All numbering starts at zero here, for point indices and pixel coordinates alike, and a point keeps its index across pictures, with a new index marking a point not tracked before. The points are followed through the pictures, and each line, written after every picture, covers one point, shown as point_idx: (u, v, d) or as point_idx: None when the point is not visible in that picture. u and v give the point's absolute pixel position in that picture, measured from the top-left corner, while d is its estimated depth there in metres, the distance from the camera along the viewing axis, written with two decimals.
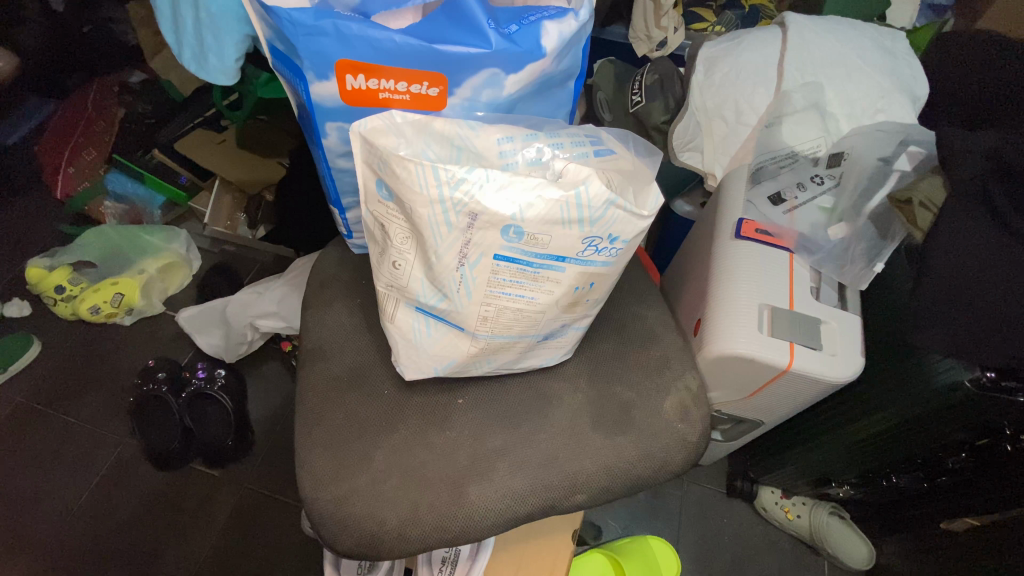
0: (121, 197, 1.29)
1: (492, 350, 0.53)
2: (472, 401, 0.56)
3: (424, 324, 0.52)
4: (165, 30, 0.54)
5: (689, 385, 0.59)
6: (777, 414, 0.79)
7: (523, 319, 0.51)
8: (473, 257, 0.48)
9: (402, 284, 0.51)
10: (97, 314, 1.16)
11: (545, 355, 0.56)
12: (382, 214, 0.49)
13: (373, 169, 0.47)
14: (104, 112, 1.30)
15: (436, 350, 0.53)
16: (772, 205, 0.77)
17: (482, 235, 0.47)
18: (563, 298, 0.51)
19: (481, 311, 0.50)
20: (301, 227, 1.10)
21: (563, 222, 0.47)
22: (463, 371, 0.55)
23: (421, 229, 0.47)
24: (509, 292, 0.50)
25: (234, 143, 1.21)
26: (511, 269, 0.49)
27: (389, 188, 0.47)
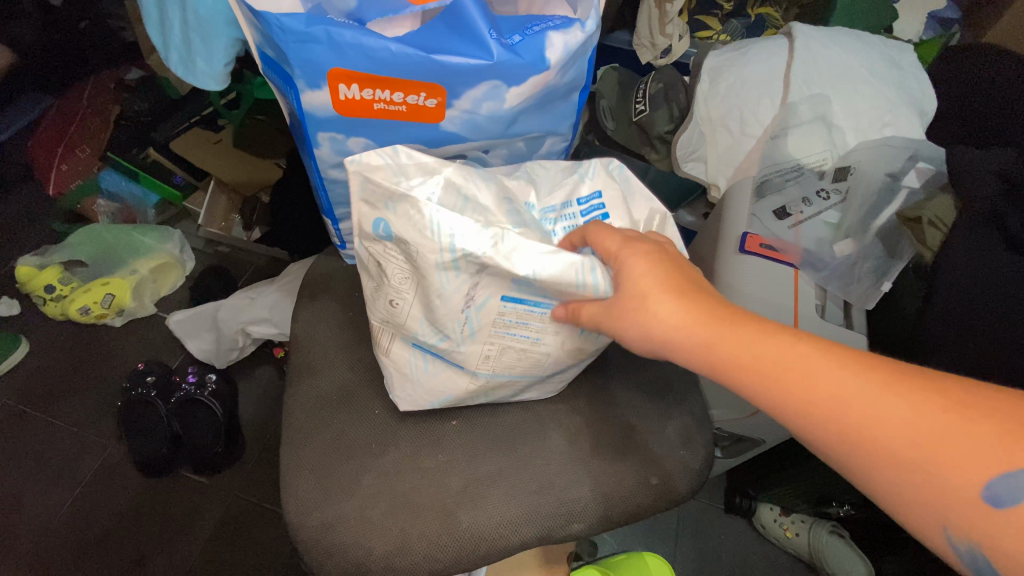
0: (114, 195, 1.27)
1: (492, 389, 0.53)
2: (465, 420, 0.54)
3: (423, 363, 0.52)
4: (152, 33, 0.52)
5: (692, 409, 0.57)
6: (777, 434, 0.77)
7: (526, 361, 0.51)
8: (481, 295, 0.48)
9: (399, 321, 0.50)
10: (87, 315, 1.14)
11: (544, 391, 0.55)
12: (381, 253, 0.48)
13: (375, 207, 0.47)
14: (100, 110, 1.27)
15: (433, 385, 0.52)
16: (776, 219, 0.76)
17: (492, 277, 0.47)
18: (566, 342, 0.51)
19: (483, 350, 0.50)
20: (297, 229, 1.08)
21: (577, 283, 0.46)
22: (458, 405, 0.53)
23: (428, 273, 0.46)
24: (513, 333, 0.50)
25: (230, 143, 1.19)
26: (519, 310, 0.49)
27: (392, 227, 0.46)
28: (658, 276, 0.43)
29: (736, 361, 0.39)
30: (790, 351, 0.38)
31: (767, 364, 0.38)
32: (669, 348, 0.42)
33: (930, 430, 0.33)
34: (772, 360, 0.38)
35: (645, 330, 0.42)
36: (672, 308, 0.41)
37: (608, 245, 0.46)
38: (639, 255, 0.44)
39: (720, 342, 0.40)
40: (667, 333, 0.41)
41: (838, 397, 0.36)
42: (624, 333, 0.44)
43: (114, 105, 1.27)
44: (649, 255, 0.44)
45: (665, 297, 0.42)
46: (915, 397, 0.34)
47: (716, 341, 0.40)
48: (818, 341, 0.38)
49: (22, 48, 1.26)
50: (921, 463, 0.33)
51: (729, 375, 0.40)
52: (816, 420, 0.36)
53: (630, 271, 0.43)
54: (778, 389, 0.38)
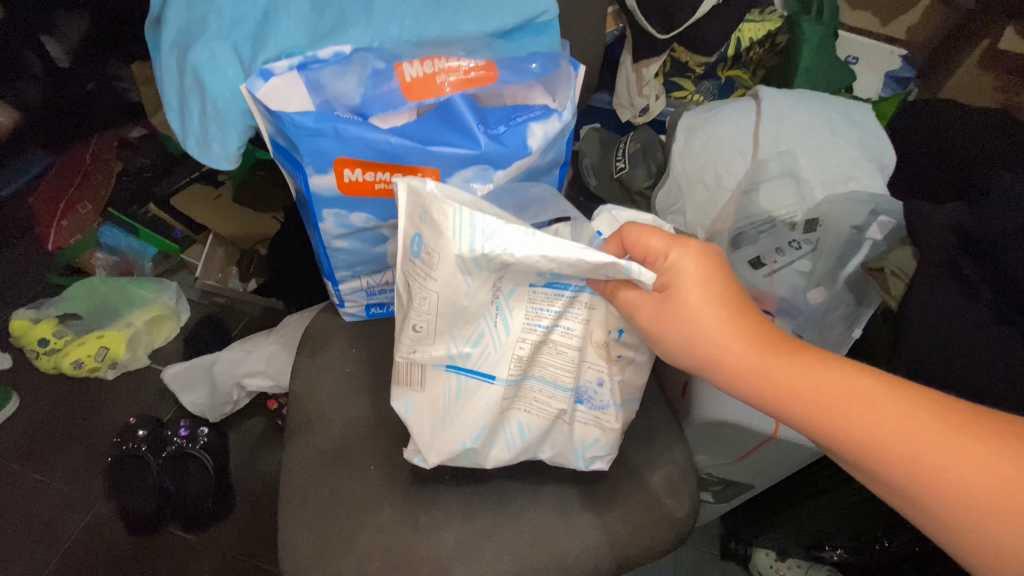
0: (112, 248, 1.30)
1: (526, 400, 0.53)
2: (500, 466, 0.55)
3: (453, 385, 0.51)
4: (171, 119, 0.49)
5: (677, 457, 0.58)
6: (766, 479, 0.79)
7: (559, 367, 0.51)
8: (506, 288, 0.48)
9: (430, 343, 0.50)
10: (80, 368, 1.14)
11: (582, 433, 0.54)
12: (411, 276, 0.49)
13: (413, 222, 0.48)
14: (103, 165, 1.33)
15: (466, 417, 0.51)
16: (751, 269, 0.81)
17: (516, 273, 0.46)
18: (596, 337, 0.51)
19: (514, 354, 0.50)
20: (294, 281, 1.11)
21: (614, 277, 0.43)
22: (493, 436, 0.53)
23: (456, 276, 0.47)
24: (543, 327, 0.50)
25: (230, 198, 1.22)
26: (547, 296, 0.49)
27: (424, 245, 0.47)
28: (711, 295, 0.44)
29: (789, 389, 0.41)
30: (847, 382, 0.40)
31: (829, 395, 0.40)
32: (724, 370, 0.43)
33: (999, 473, 0.35)
34: (828, 391, 0.40)
35: (699, 351, 0.44)
36: (726, 331, 0.43)
37: (652, 248, 0.46)
38: (687, 265, 0.44)
39: (776, 368, 0.42)
40: (718, 352, 0.43)
41: (897, 431, 0.38)
42: (677, 353, 0.45)
43: (116, 162, 1.34)
44: (706, 269, 0.44)
45: (718, 318, 0.43)
46: (982, 441, 0.36)
47: (771, 365, 0.42)
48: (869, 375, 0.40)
49: (26, 106, 1.31)
50: (976, 499, 0.35)
51: (783, 403, 0.42)
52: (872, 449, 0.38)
53: (681, 283, 0.44)
54: (834, 418, 0.40)
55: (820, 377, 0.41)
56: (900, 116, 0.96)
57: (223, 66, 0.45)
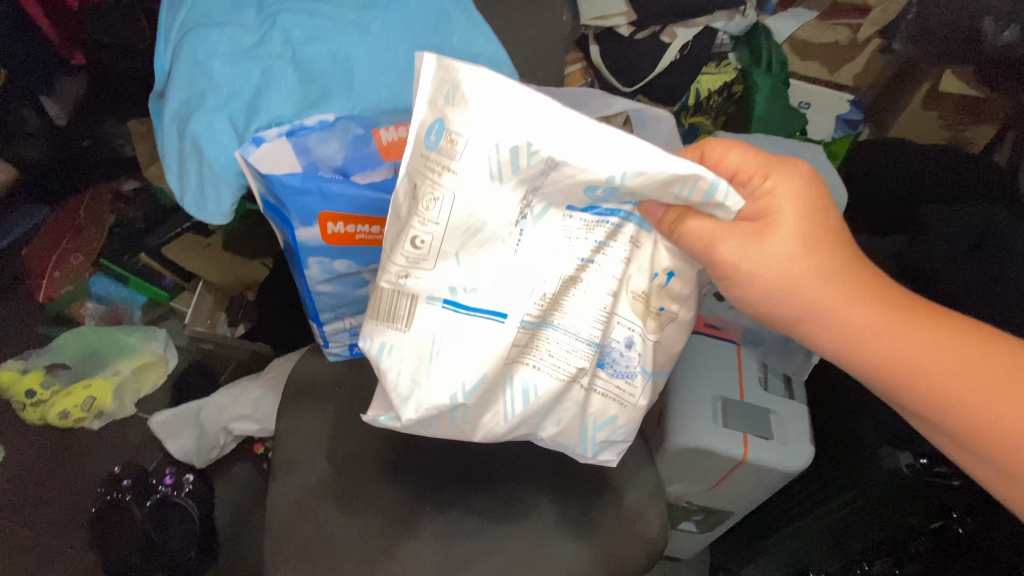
0: (102, 298, 1.32)
1: (539, 353, 0.50)
2: (486, 439, 0.53)
3: (456, 321, 0.48)
4: (170, 179, 0.54)
5: (647, 480, 0.61)
6: (743, 505, 0.81)
7: (586, 314, 0.49)
8: (539, 204, 0.45)
9: (429, 261, 0.46)
10: (66, 419, 1.15)
11: (597, 408, 0.53)
12: (419, 172, 0.43)
13: (436, 106, 0.41)
14: (96, 220, 1.38)
15: (466, 364, 0.48)
16: (717, 300, 0.81)
17: (558, 186, 0.43)
18: (639, 286, 0.49)
19: (538, 290, 0.48)
20: (282, 325, 1.14)
21: (680, 185, 0.40)
22: (493, 390, 0.50)
23: (484, 176, 0.42)
24: (580, 261, 0.47)
25: (220, 246, 1.27)
26: (587, 222, 0.46)
27: (448, 134, 0.42)
28: (804, 228, 0.43)
29: (874, 353, 0.42)
30: (936, 345, 0.41)
31: (906, 354, 0.41)
32: (814, 318, 0.44)
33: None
34: (911, 358, 0.41)
35: (787, 298, 0.44)
36: (822, 285, 0.42)
37: (740, 167, 0.44)
38: (789, 190, 0.43)
39: (865, 321, 0.42)
40: (811, 301, 0.43)
41: (973, 397, 0.39)
42: (759, 296, 0.45)
43: (108, 215, 1.39)
44: (800, 196, 0.43)
45: (811, 267, 0.42)
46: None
47: (861, 326, 0.42)
48: (956, 334, 0.41)
49: (25, 164, 1.35)
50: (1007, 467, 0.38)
51: (865, 363, 0.43)
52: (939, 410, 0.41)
53: (776, 215, 0.43)
54: (898, 372, 0.42)
55: (905, 332, 0.42)
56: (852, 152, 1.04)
57: (220, 135, 0.51)
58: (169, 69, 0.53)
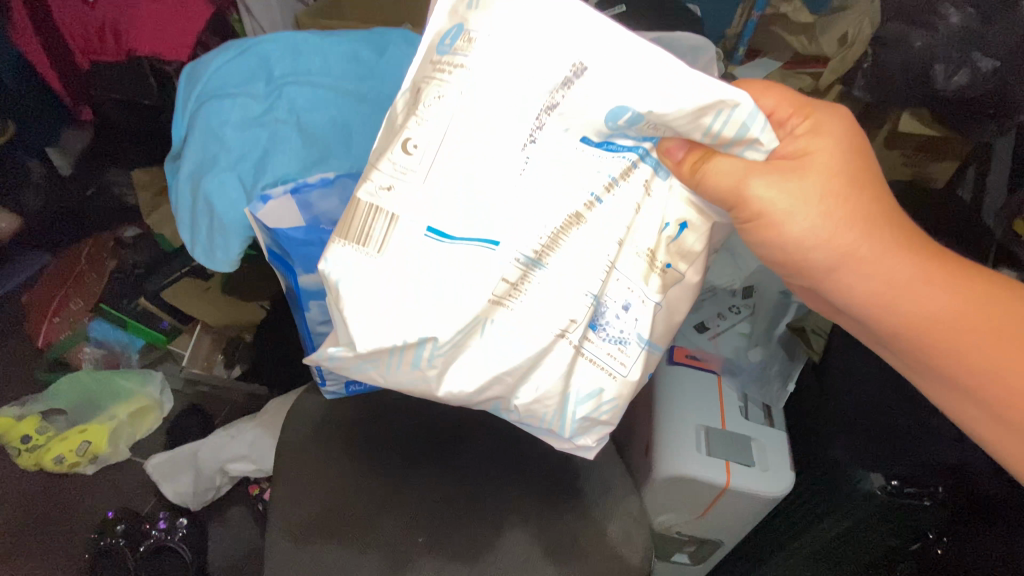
0: (100, 341, 1.32)
1: (533, 294, 0.45)
2: (448, 397, 0.47)
3: (436, 251, 0.44)
4: (182, 231, 0.59)
5: (631, 508, 0.64)
6: (732, 534, 0.83)
7: (592, 252, 0.45)
8: (551, 125, 0.43)
9: (412, 170, 0.44)
10: (61, 463, 1.18)
11: (584, 376, 0.48)
12: (427, 76, 0.44)
13: (464, 21, 0.43)
14: (96, 264, 1.39)
15: (444, 301, 0.43)
16: (697, 333, 0.87)
17: (580, 106, 0.42)
18: (652, 237, 0.47)
19: (540, 221, 0.44)
20: (279, 366, 1.17)
21: (703, 109, 0.40)
22: (464, 336, 0.44)
23: (497, 82, 0.42)
24: (590, 197, 0.45)
25: (219, 290, 1.28)
26: (603, 157, 0.44)
27: (464, 34, 0.43)
28: (840, 168, 0.44)
29: (902, 308, 0.45)
30: (957, 304, 0.44)
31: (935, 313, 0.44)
32: (851, 273, 0.45)
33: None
34: (936, 311, 0.44)
35: (827, 243, 0.44)
36: (861, 230, 0.44)
37: (775, 110, 0.46)
38: (833, 128, 0.45)
39: (900, 279, 0.44)
40: (853, 249, 0.44)
41: (988, 346, 0.43)
42: (796, 237, 0.45)
43: (109, 259, 1.40)
44: (843, 144, 0.44)
45: (849, 211, 0.43)
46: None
47: (898, 276, 0.44)
48: (976, 282, 0.44)
49: (29, 215, 1.44)
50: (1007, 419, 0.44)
51: (895, 319, 0.46)
52: (954, 365, 0.45)
53: (814, 154, 0.44)
54: (920, 331, 0.46)
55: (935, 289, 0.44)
56: None
57: (230, 194, 0.55)
58: (185, 134, 0.59)
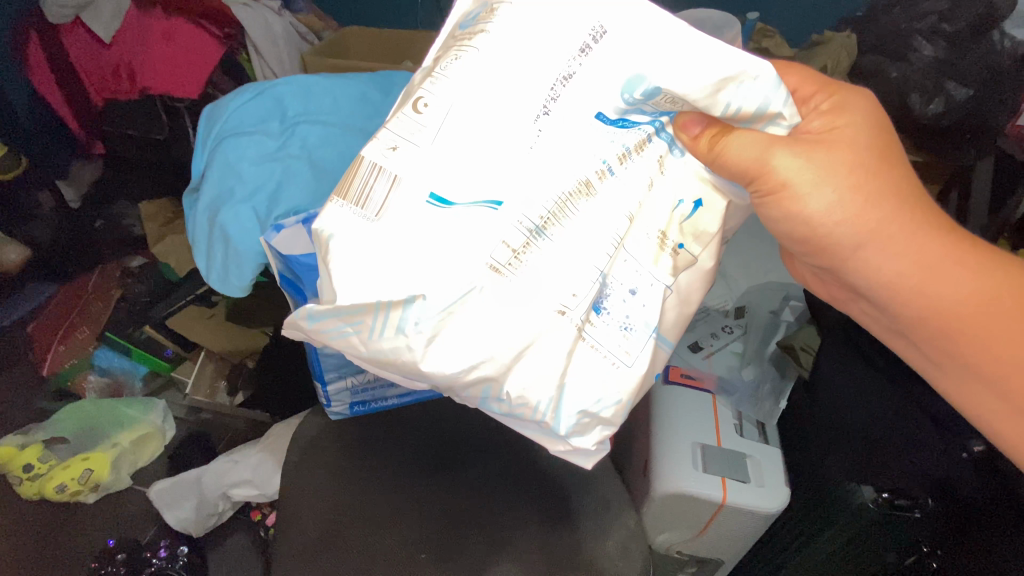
0: (104, 369, 1.34)
1: (541, 261, 0.41)
2: (431, 373, 0.40)
3: (436, 221, 0.39)
4: (199, 260, 0.62)
5: (627, 523, 0.66)
6: (732, 552, 0.83)
7: (605, 222, 0.42)
8: (568, 97, 0.40)
9: (415, 133, 0.39)
10: (62, 492, 1.16)
11: (587, 362, 0.42)
12: (446, 46, 0.41)
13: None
14: (102, 294, 1.42)
15: (437, 266, 0.39)
16: (691, 353, 0.90)
17: (600, 74, 0.40)
18: (662, 217, 0.44)
19: (551, 182, 0.41)
20: (282, 391, 1.18)
21: (734, 79, 0.38)
22: (457, 307, 0.39)
23: (515, 40, 0.39)
24: (602, 165, 0.42)
25: (221, 317, 1.31)
26: (617, 129, 0.42)
27: (486, 8, 0.41)
28: (865, 146, 0.44)
29: (920, 287, 0.46)
30: (972, 288, 0.45)
31: (949, 296, 0.46)
32: (871, 250, 0.45)
33: None
34: (951, 291, 0.45)
35: (848, 221, 0.44)
36: (886, 208, 0.44)
37: (799, 88, 0.46)
38: (860, 108, 0.45)
39: (925, 261, 0.45)
40: (877, 226, 0.44)
41: (996, 327, 0.45)
42: (818, 213, 0.44)
43: (116, 289, 1.42)
44: (866, 124, 0.45)
45: (876, 186, 0.44)
46: None
47: (920, 254, 0.45)
48: (992, 264, 0.45)
49: (37, 246, 1.50)
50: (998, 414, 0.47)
51: (913, 298, 0.47)
52: (961, 346, 0.47)
53: (840, 130, 0.44)
54: (933, 314, 0.47)
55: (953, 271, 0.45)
56: None
57: (245, 223, 0.59)
58: (203, 169, 0.63)
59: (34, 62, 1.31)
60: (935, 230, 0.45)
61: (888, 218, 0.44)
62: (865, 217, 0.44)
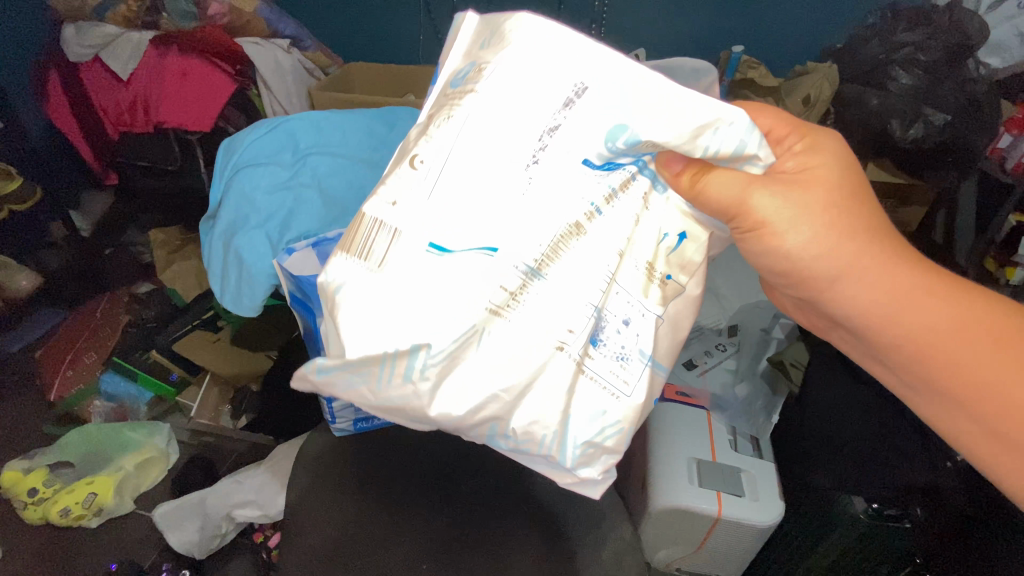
0: (110, 395, 1.35)
1: (536, 303, 0.44)
2: (440, 415, 0.43)
3: (434, 270, 0.41)
4: (213, 281, 0.66)
5: (624, 534, 0.67)
6: (731, 570, 0.84)
7: (595, 261, 0.45)
8: (553, 149, 0.42)
9: (410, 194, 0.41)
10: (66, 516, 1.17)
11: (586, 393, 0.46)
12: (441, 106, 0.42)
13: (475, 51, 0.43)
14: (111, 319, 1.46)
15: (437, 312, 0.41)
16: (686, 370, 0.93)
17: (586, 125, 0.41)
18: (651, 249, 0.48)
19: (544, 228, 0.43)
20: (285, 414, 1.20)
21: (711, 129, 0.41)
22: (460, 353, 0.42)
23: (507, 103, 0.40)
24: (591, 206, 0.44)
25: (228, 341, 1.33)
26: (601, 172, 0.44)
27: (478, 67, 0.41)
28: (839, 184, 0.46)
29: (900, 316, 0.46)
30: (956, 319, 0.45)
31: (935, 324, 0.45)
32: (851, 281, 0.46)
33: None
34: (927, 319, 0.45)
35: (826, 256, 0.45)
36: (861, 241, 0.45)
37: (772, 129, 0.49)
38: (832, 147, 0.47)
39: (905, 290, 0.45)
40: (850, 260, 0.45)
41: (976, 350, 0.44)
42: (797, 247, 0.46)
43: (123, 314, 1.46)
44: (839, 162, 0.47)
45: (851, 222, 0.45)
46: None
47: (895, 285, 0.45)
48: (970, 296, 0.45)
49: (47, 272, 1.52)
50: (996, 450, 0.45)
51: (893, 328, 0.46)
52: (943, 374, 0.46)
53: (815, 169, 0.46)
54: (921, 346, 0.46)
55: (934, 301, 0.45)
56: None
57: (260, 247, 0.63)
58: (220, 197, 0.68)
59: (56, 102, 1.41)
60: (910, 261, 0.45)
61: (863, 250, 0.45)
62: (840, 249, 0.45)
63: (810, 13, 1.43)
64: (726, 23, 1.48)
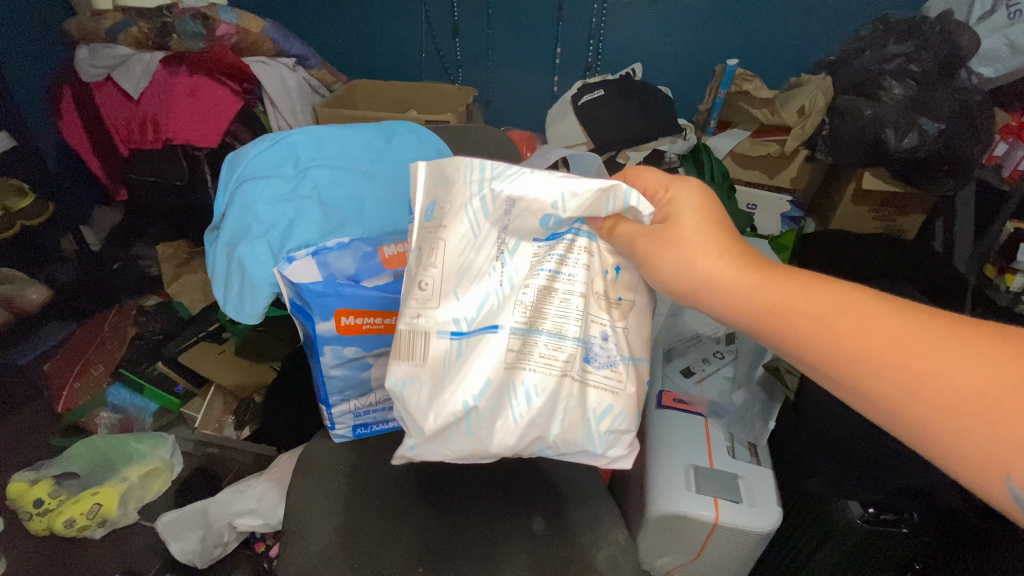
0: (117, 406, 1.37)
1: (532, 357, 0.48)
2: (503, 453, 0.48)
3: (460, 349, 0.47)
4: (217, 292, 0.68)
5: (619, 538, 0.67)
6: None
7: (565, 316, 0.48)
8: (510, 244, 0.47)
9: (430, 306, 0.47)
10: (70, 527, 1.17)
11: (597, 398, 0.49)
12: (423, 240, 0.46)
13: (430, 190, 0.46)
14: (119, 331, 1.47)
15: (466, 377, 0.47)
16: (684, 378, 0.94)
17: (520, 220, 0.46)
18: (597, 283, 0.49)
19: (518, 301, 0.48)
20: (286, 423, 1.21)
21: (607, 198, 0.43)
22: (498, 403, 0.47)
23: (468, 220, 0.46)
24: (545, 272, 0.48)
25: (233, 352, 1.37)
26: (542, 248, 0.48)
27: (440, 206, 0.46)
28: (698, 209, 0.41)
29: (784, 302, 0.36)
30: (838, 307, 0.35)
31: (819, 311, 0.35)
32: (707, 294, 0.39)
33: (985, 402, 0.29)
34: (808, 312, 0.35)
35: (686, 270, 0.40)
36: (716, 251, 0.39)
37: (648, 185, 0.45)
38: (688, 196, 0.42)
39: (767, 287, 0.37)
40: (710, 269, 0.39)
41: (896, 333, 0.32)
42: (667, 277, 0.41)
43: (131, 327, 1.48)
44: (703, 191, 0.42)
45: (704, 236, 0.40)
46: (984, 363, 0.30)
47: (766, 283, 0.37)
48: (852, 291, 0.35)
49: (58, 286, 1.54)
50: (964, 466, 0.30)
51: (781, 320, 0.36)
52: (862, 373, 0.33)
53: (675, 209, 0.42)
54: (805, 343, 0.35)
55: (802, 296, 0.36)
56: (807, 247, 1.22)
57: (261, 257, 0.65)
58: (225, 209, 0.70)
59: (69, 120, 1.45)
60: (769, 267, 0.38)
61: (703, 260, 0.39)
62: (680, 261, 0.40)
63: (801, 27, 1.47)
64: (722, 36, 1.51)
